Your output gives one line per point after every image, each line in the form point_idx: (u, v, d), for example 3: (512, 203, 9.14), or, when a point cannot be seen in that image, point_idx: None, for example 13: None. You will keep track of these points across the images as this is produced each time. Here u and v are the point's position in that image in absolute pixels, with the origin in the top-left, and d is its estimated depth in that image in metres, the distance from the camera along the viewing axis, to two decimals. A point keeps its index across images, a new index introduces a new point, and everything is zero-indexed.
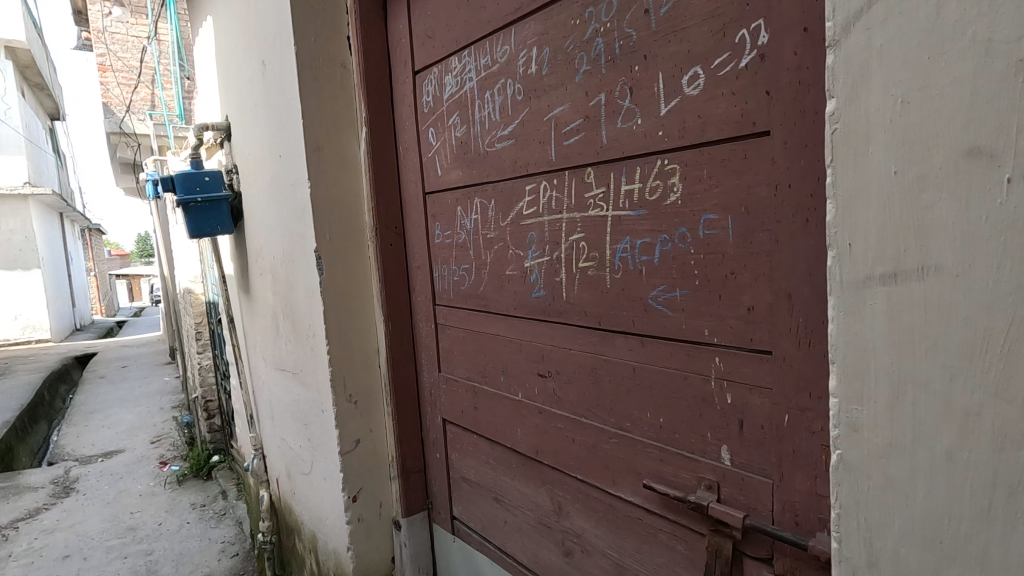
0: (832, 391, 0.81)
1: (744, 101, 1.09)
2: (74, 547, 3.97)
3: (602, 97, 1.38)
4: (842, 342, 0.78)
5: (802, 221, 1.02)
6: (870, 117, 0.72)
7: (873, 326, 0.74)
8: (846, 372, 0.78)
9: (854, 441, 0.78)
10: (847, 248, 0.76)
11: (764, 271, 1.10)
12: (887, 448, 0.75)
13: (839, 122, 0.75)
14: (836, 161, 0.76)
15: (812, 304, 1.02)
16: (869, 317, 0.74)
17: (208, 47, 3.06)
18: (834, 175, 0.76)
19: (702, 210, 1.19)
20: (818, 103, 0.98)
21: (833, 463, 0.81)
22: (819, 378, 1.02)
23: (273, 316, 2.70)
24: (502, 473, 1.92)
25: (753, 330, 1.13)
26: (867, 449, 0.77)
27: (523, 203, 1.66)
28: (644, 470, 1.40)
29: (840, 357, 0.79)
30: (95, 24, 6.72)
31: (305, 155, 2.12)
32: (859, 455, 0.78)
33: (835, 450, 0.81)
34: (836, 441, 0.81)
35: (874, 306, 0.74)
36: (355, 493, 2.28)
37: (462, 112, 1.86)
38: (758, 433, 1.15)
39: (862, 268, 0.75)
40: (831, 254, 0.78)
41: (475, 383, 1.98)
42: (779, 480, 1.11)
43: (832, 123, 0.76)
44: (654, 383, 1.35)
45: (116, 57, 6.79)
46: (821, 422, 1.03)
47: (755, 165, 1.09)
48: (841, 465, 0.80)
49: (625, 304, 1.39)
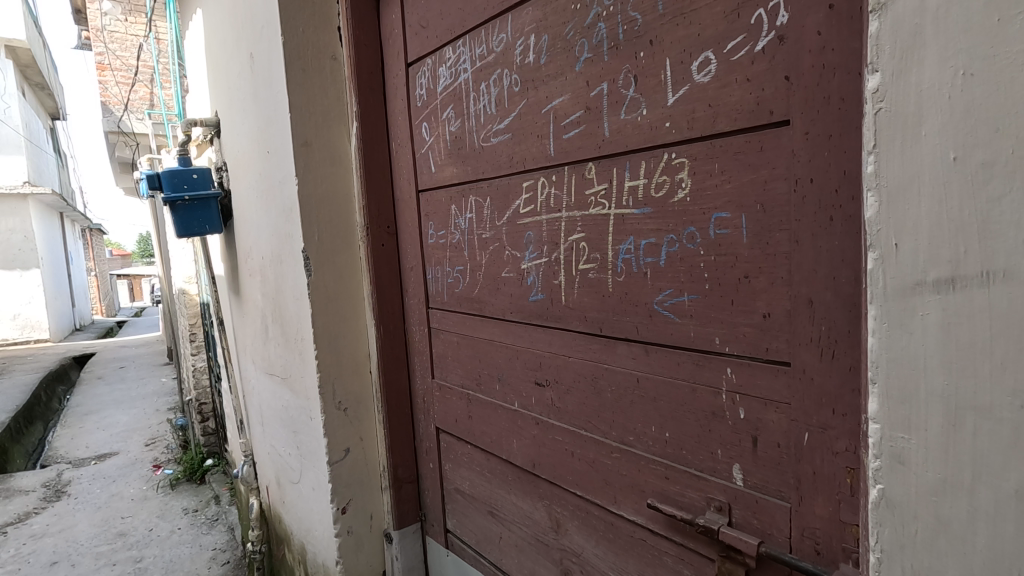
0: (872, 415, 0.72)
1: (760, 89, 1.00)
2: (62, 553, 3.87)
3: (604, 87, 1.29)
4: (885, 355, 0.69)
5: (824, 219, 0.92)
6: (922, 93, 0.63)
7: (924, 338, 0.65)
8: (890, 392, 0.69)
9: (898, 475, 0.69)
10: (893, 249, 0.67)
11: (781, 275, 1.00)
12: (939, 484, 0.65)
13: (885, 101, 0.66)
14: (881, 148, 0.67)
15: (836, 312, 0.92)
16: (919, 329, 0.65)
17: (197, 39, 2.96)
18: (878, 164, 0.68)
19: (713, 209, 1.09)
20: (844, 89, 0.88)
21: (873, 499, 0.72)
22: (843, 394, 0.93)
23: (262, 318, 2.60)
24: (497, 486, 1.82)
25: (768, 340, 1.03)
26: (915, 485, 0.67)
27: (520, 201, 1.57)
28: (649, 488, 1.30)
29: (883, 373, 0.70)
30: (94, 23, 6.66)
31: (292, 151, 2.02)
32: (905, 493, 0.68)
33: (876, 485, 0.72)
34: (877, 475, 0.71)
35: (926, 316, 0.64)
36: (344, 505, 2.18)
37: (456, 105, 1.76)
38: (774, 452, 1.05)
39: (911, 273, 0.65)
40: (872, 256, 0.70)
41: (470, 390, 1.88)
42: (798, 504, 1.01)
43: (875, 102, 0.67)
44: (660, 394, 1.25)
45: (114, 56, 6.73)
46: (845, 442, 0.93)
47: (772, 158, 0.99)
48: (883, 503, 0.71)
49: (628, 310, 1.29)
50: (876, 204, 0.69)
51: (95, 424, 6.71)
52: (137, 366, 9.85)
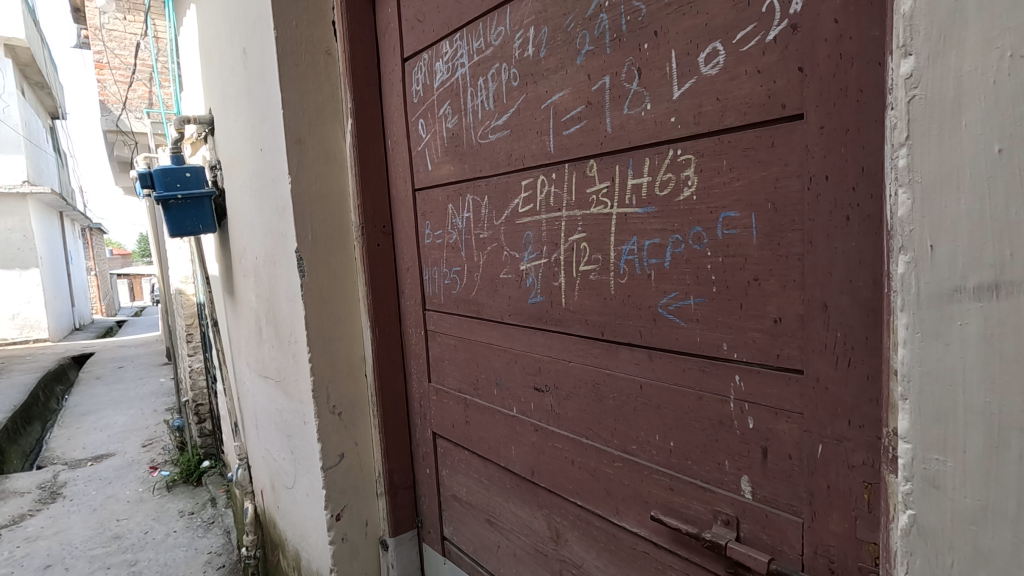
0: (902, 434, 0.67)
1: (772, 81, 0.94)
2: (56, 556, 3.82)
3: (606, 80, 1.23)
4: (919, 368, 0.64)
5: (840, 219, 0.87)
6: (962, 79, 0.58)
7: (963, 349, 0.60)
8: (923, 409, 0.64)
9: (932, 500, 0.64)
10: (928, 251, 0.62)
11: (794, 277, 0.95)
12: (979, 512, 0.60)
13: (919, 87, 0.62)
14: (915, 140, 0.62)
15: (852, 317, 0.87)
16: (956, 339, 0.60)
17: (191, 35, 2.91)
18: (911, 157, 0.63)
19: (721, 207, 1.04)
20: (862, 80, 0.83)
21: (903, 526, 0.67)
22: (860, 404, 0.87)
23: (257, 319, 2.55)
24: (495, 494, 1.77)
25: (780, 346, 0.98)
26: (951, 511, 0.62)
27: (519, 200, 1.51)
28: (652, 499, 1.25)
29: (916, 387, 0.65)
30: (93, 21, 6.57)
31: (285, 148, 1.97)
32: (939, 519, 0.63)
33: (906, 510, 0.67)
34: (907, 500, 0.66)
35: (965, 325, 0.60)
36: (339, 512, 2.13)
37: (454, 101, 1.71)
38: (785, 464, 0.99)
39: (949, 278, 0.60)
40: (904, 259, 0.65)
41: (467, 395, 1.83)
42: (811, 520, 0.96)
43: (909, 88, 0.62)
44: (664, 402, 1.19)
45: (112, 55, 6.64)
46: (861, 455, 0.88)
47: (785, 154, 0.94)
48: (914, 530, 0.66)
49: (631, 313, 1.24)
50: (911, 202, 0.64)
51: (92, 424, 6.66)
52: (136, 365, 9.79)
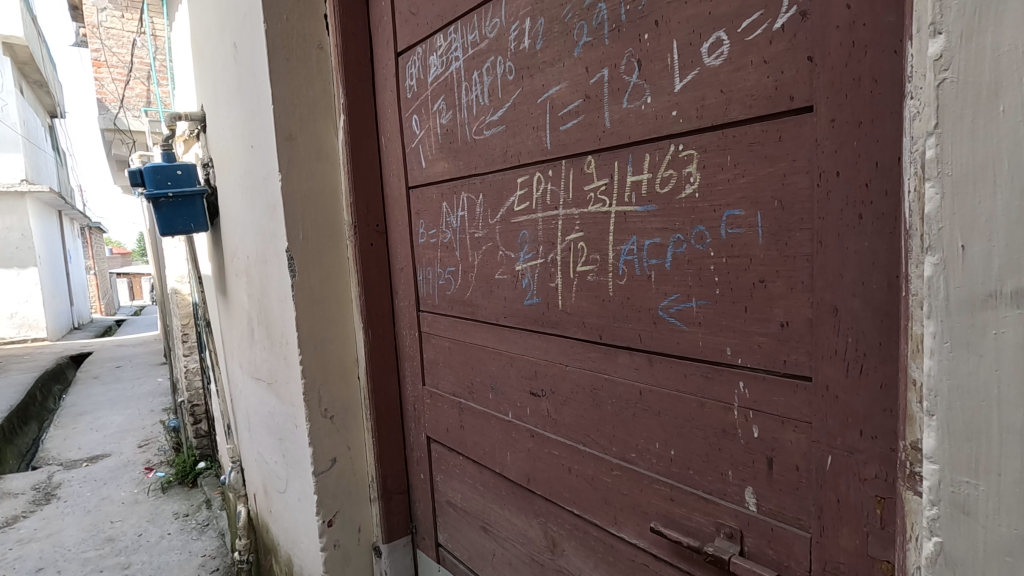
0: (926, 454, 0.62)
1: (779, 71, 0.89)
2: (48, 559, 3.76)
3: (605, 73, 1.18)
4: (947, 381, 0.59)
5: (852, 217, 0.82)
6: (1000, 61, 0.53)
7: (998, 360, 0.55)
8: (952, 428, 0.59)
9: (962, 528, 0.59)
10: (959, 253, 0.58)
11: (802, 279, 0.90)
12: (1015, 541, 0.55)
13: (951, 70, 0.57)
14: (945, 129, 0.58)
15: (864, 322, 0.82)
16: (990, 349, 0.56)
17: (184, 31, 2.86)
18: (940, 148, 0.58)
19: (724, 205, 0.99)
20: (877, 69, 0.77)
21: (928, 555, 0.63)
22: (872, 414, 0.82)
23: (248, 320, 2.50)
24: (490, 501, 1.72)
25: (787, 351, 0.93)
26: (984, 540, 0.58)
27: (514, 198, 1.46)
28: (652, 510, 1.20)
29: (944, 403, 0.60)
30: (88, 17, 6.32)
31: (275, 145, 1.92)
32: (969, 548, 0.59)
33: (932, 538, 0.62)
34: (933, 526, 0.62)
35: (1000, 334, 0.55)
36: (331, 518, 2.08)
37: (448, 96, 1.66)
38: (791, 475, 0.94)
39: (982, 282, 0.56)
40: (931, 261, 0.60)
41: (462, 399, 1.78)
42: (819, 535, 0.91)
43: (938, 72, 0.58)
44: (664, 408, 1.14)
45: (109, 53, 6.45)
46: (874, 468, 0.83)
47: (793, 149, 0.89)
48: (941, 560, 0.61)
49: (630, 316, 1.18)
50: (940, 199, 0.59)
51: (88, 424, 6.61)
52: (134, 365, 9.73)
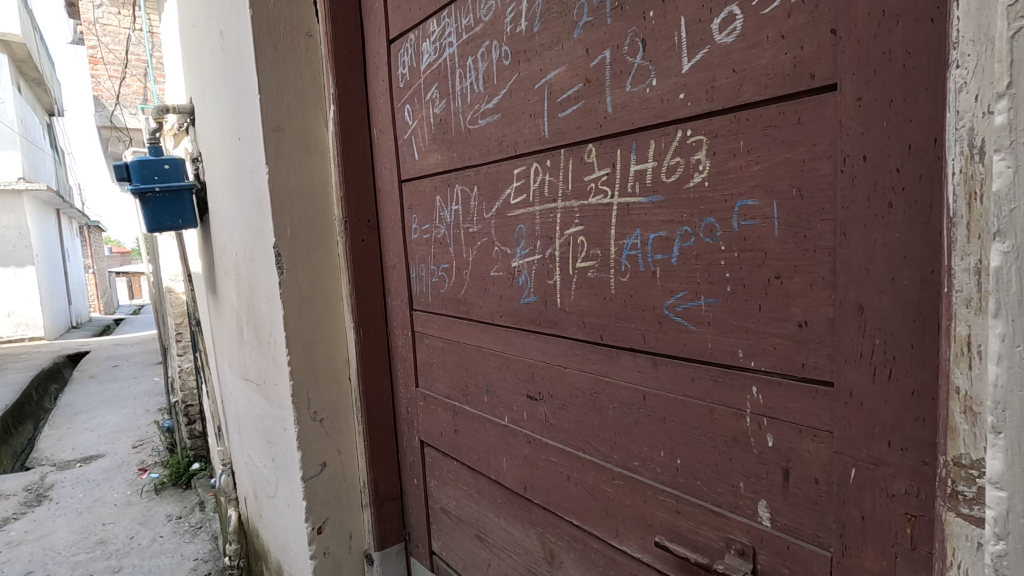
0: (989, 476, 0.54)
1: (799, 47, 0.81)
2: (38, 562, 3.68)
3: (606, 54, 1.10)
4: (1017, 392, 0.52)
5: (881, 206, 0.74)
6: None
7: None
8: None
9: None
10: None
11: (823, 275, 0.82)
12: None
13: None
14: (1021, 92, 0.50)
15: (894, 321, 0.74)
16: None
17: (172, 22, 2.78)
18: (1014, 114, 0.51)
19: (736, 195, 0.91)
20: (910, 40, 0.69)
21: None
22: (902, 424, 0.75)
23: (237, 319, 2.42)
24: (485, 508, 1.64)
25: (806, 354, 0.85)
26: None
27: (510, 190, 1.38)
28: (657, 522, 1.12)
29: (1014, 416, 0.52)
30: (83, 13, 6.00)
31: (262, 136, 1.84)
32: None
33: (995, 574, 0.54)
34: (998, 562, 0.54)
35: None
36: (320, 524, 2.00)
37: (442, 84, 1.58)
38: (809, 489, 0.87)
39: None
40: (998, 249, 0.53)
41: (456, 402, 1.70)
42: (841, 555, 0.83)
43: (1012, 21, 0.50)
44: (670, 414, 1.07)
45: (108, 51, 6.11)
46: (903, 483, 0.75)
47: (812, 132, 0.81)
48: None
49: (634, 316, 1.11)
50: (1012, 174, 0.51)
51: (83, 424, 6.53)
52: (130, 365, 9.60)
